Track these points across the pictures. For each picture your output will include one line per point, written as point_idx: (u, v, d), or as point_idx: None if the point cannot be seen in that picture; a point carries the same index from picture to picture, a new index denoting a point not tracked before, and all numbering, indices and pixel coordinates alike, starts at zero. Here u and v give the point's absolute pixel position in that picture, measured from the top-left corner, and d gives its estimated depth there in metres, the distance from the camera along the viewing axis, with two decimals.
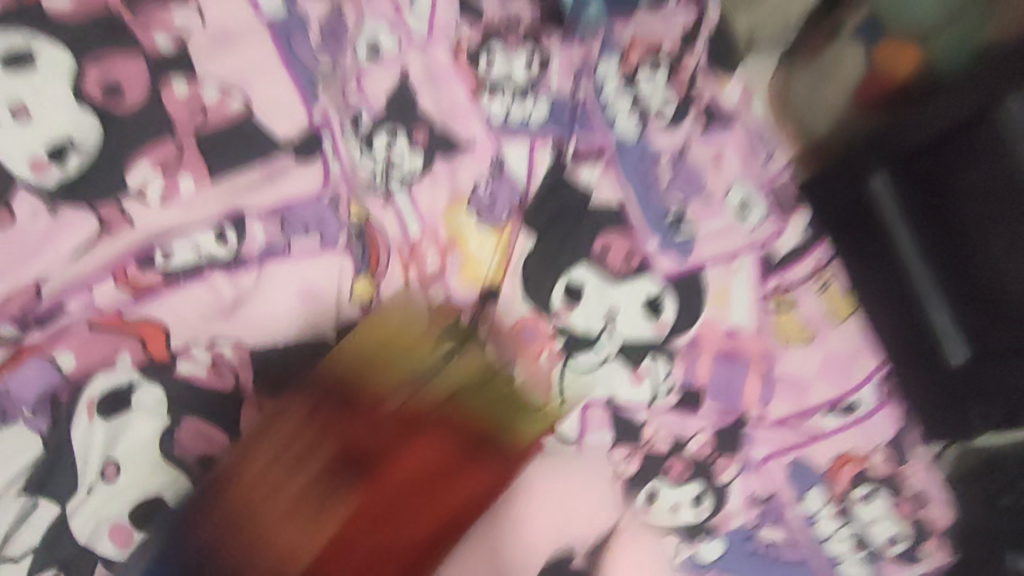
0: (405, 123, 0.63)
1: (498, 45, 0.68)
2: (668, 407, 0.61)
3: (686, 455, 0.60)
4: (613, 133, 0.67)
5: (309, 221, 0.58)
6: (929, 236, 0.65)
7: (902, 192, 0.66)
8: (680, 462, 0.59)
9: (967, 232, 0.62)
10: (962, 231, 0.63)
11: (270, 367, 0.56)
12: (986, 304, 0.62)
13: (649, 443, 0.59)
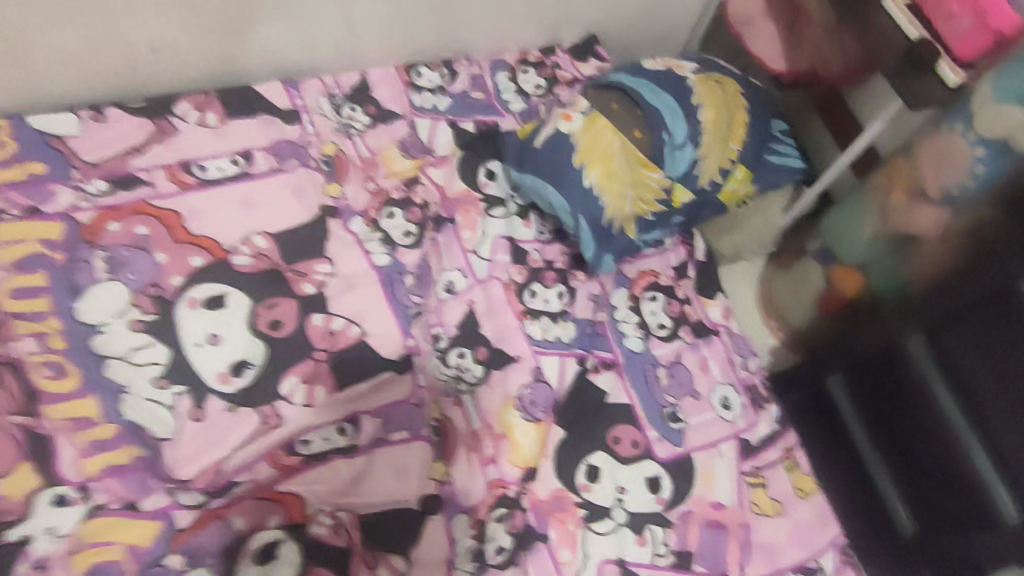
0: (470, 345, 0.88)
1: (540, 282, 0.93)
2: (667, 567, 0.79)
3: None
4: (624, 348, 0.91)
5: (408, 418, 0.83)
6: (881, 438, 0.90)
7: (971, 421, 0.79)
8: None
9: (913, 451, 0.86)
10: (908, 448, 0.87)
11: (372, 531, 0.77)
12: (920, 501, 0.85)
13: None
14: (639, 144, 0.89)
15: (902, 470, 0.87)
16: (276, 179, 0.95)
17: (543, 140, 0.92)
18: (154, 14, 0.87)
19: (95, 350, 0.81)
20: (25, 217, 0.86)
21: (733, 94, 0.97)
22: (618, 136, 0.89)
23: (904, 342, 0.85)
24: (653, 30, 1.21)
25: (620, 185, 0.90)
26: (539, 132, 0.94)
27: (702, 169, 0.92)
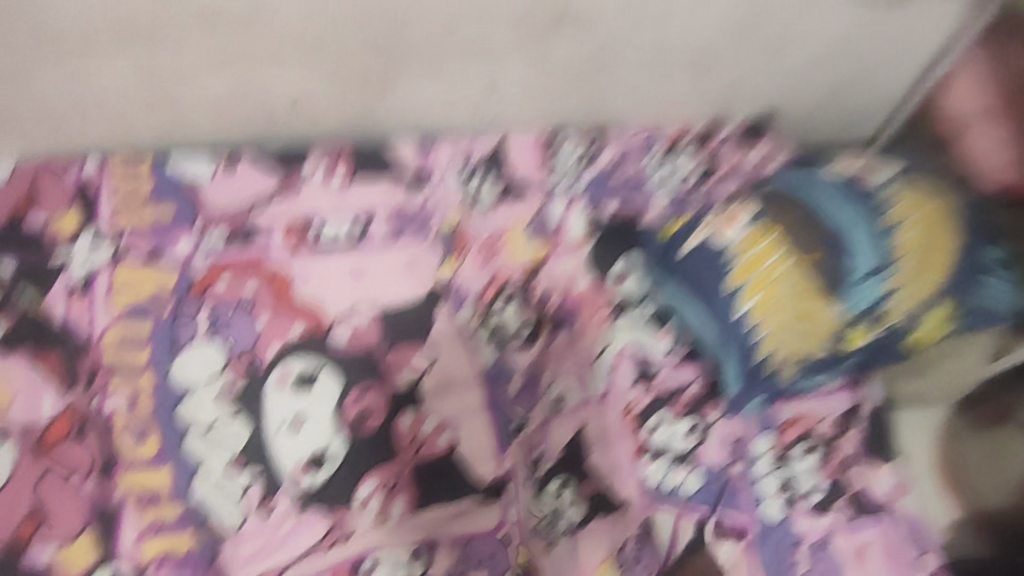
0: (574, 479, 0.76)
1: (666, 414, 0.80)
2: None
3: None
4: (759, 514, 0.77)
5: (490, 555, 0.73)
6: None
7: None
8: None
9: None
10: None
11: None
12: None
13: None
14: (815, 271, 0.74)
15: None
16: (390, 251, 0.89)
17: (694, 244, 0.79)
18: (296, 68, 0.80)
19: (179, 418, 0.78)
20: (147, 262, 0.86)
21: (946, 217, 0.75)
22: (787, 256, 0.74)
23: None
24: (853, 105, 1.00)
25: (785, 320, 0.74)
26: (692, 232, 0.81)
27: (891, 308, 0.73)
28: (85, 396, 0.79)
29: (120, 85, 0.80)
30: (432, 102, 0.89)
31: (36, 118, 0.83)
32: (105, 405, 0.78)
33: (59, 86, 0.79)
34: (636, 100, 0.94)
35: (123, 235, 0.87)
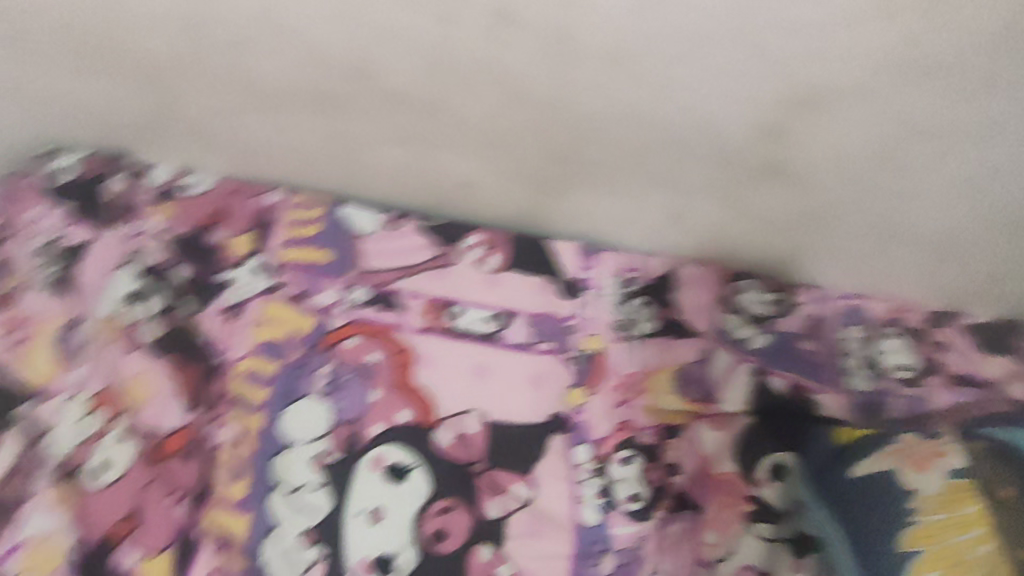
0: None
1: None
2: None
3: None
4: None
5: None
6: None
7: None
8: None
9: None
10: None
11: None
12: None
13: None
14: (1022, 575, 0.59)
15: None
16: (522, 358, 0.83)
17: (858, 474, 0.68)
18: (475, 158, 0.83)
19: (273, 471, 0.78)
20: (293, 301, 0.89)
21: None
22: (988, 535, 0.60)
23: None
24: None
25: None
26: (855, 457, 0.69)
27: None
28: (204, 417, 0.81)
29: (312, 137, 0.88)
30: (612, 218, 0.88)
31: (238, 149, 0.94)
32: (216, 436, 0.80)
33: (254, 126, 0.89)
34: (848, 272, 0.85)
35: (284, 269, 0.91)
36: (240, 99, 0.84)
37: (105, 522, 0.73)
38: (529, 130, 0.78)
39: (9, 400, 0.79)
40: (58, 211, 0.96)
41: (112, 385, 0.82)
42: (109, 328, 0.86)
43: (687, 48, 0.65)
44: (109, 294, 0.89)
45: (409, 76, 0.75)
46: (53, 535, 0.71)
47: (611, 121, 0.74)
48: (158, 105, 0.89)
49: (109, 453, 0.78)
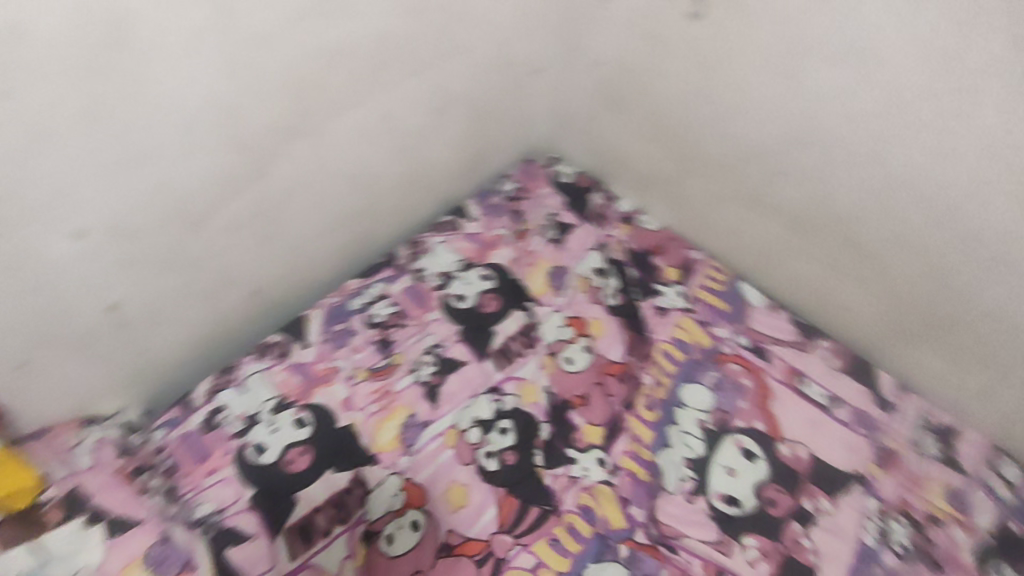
0: None
1: None
2: None
3: None
4: None
5: None
6: None
7: None
8: None
9: None
10: None
11: None
12: None
13: None
14: None
15: None
16: (844, 428, 1.20)
17: None
18: (868, 296, 1.24)
19: (673, 415, 1.21)
20: (697, 323, 1.33)
21: None
22: None
23: None
24: None
25: None
26: None
27: None
28: (636, 363, 1.26)
29: (760, 233, 1.33)
30: (934, 376, 1.24)
31: (696, 216, 1.42)
32: (642, 378, 1.25)
33: (725, 212, 1.35)
34: None
35: (695, 300, 1.36)
36: (733, 195, 1.31)
37: (568, 392, 1.21)
38: (924, 301, 1.15)
39: (520, 296, 1.31)
40: (558, 198, 1.50)
41: (582, 318, 1.31)
42: (582, 284, 1.36)
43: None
44: (583, 263, 1.39)
45: (872, 234, 1.16)
46: (536, 383, 1.21)
47: (989, 326, 1.10)
48: (672, 172, 1.39)
49: (577, 355, 1.25)
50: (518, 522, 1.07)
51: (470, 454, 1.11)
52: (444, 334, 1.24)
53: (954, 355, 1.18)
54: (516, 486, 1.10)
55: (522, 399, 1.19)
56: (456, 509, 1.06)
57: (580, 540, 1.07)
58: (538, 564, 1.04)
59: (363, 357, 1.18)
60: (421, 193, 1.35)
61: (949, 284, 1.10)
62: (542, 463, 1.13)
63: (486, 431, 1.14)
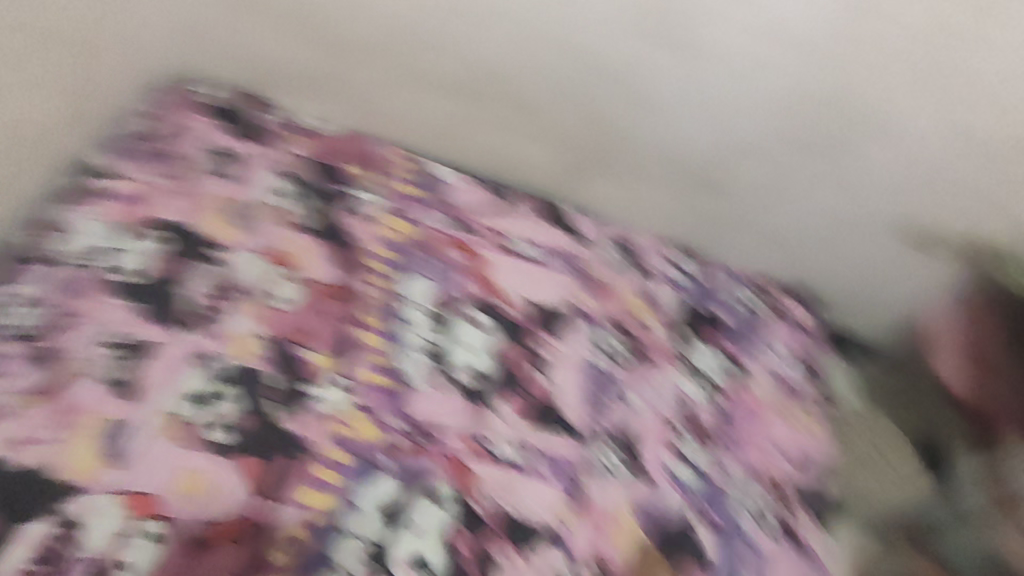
0: (626, 451, 1.16)
1: (690, 437, 1.22)
2: None
3: None
4: (730, 517, 1.14)
5: (562, 471, 1.10)
6: None
7: None
8: None
9: None
10: None
11: (509, 526, 1.02)
12: None
13: None
14: None
15: None
16: (554, 273, 1.32)
17: None
18: (544, 147, 1.33)
19: (401, 314, 1.19)
20: (403, 219, 1.31)
21: None
22: None
23: None
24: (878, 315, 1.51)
25: None
26: None
27: None
28: (350, 277, 1.21)
29: (437, 111, 1.33)
30: (611, 202, 1.40)
31: (367, 112, 1.37)
32: (360, 289, 1.20)
33: (399, 95, 1.32)
34: (735, 250, 1.41)
35: (394, 196, 1.33)
36: (401, 76, 1.28)
37: (285, 329, 1.12)
38: (589, 134, 1.28)
39: (199, 244, 1.16)
40: (215, 127, 1.33)
41: (276, 248, 1.20)
42: (269, 212, 1.24)
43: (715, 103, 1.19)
44: (261, 188, 1.26)
45: (534, 86, 1.23)
46: (248, 335, 1.09)
47: (643, 141, 1.27)
48: (330, 73, 1.32)
49: (285, 291, 1.16)
50: (272, 481, 0.97)
51: (192, 436, 0.98)
52: (115, 320, 1.04)
53: (622, 178, 1.34)
54: (257, 446, 1.00)
55: (236, 356, 1.07)
56: (196, 497, 0.94)
57: (343, 470, 1.01)
58: (305, 513, 0.96)
59: (25, 383, 0.96)
60: (22, 157, 1.10)
61: (596, 113, 1.24)
62: (278, 413, 1.04)
63: (202, 405, 1.01)
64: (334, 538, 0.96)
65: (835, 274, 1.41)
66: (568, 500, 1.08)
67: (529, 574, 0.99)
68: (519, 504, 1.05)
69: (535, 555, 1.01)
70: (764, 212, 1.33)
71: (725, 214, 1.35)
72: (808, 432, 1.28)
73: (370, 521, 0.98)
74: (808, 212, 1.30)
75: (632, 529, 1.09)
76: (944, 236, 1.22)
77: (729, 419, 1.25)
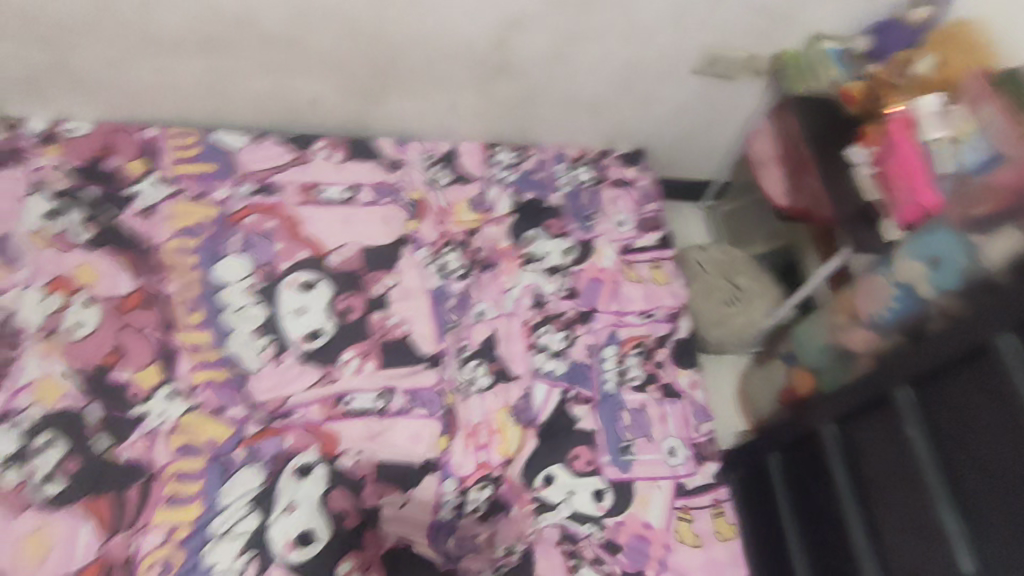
0: (488, 360, 1.15)
1: (551, 324, 1.20)
2: (597, 542, 1.04)
3: (603, 570, 1.02)
4: (602, 388, 1.16)
5: (430, 401, 1.09)
6: (800, 486, 1.07)
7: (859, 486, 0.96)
8: (608, 563, 1.03)
9: (815, 494, 1.04)
10: (811, 491, 1.05)
11: (384, 472, 1.02)
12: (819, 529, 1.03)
13: (575, 543, 1.04)
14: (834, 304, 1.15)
15: (808, 513, 1.05)
16: (372, 209, 1.26)
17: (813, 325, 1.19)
18: (319, 80, 1.23)
19: (219, 301, 1.11)
20: (194, 201, 1.20)
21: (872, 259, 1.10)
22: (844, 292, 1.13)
23: (820, 429, 1.02)
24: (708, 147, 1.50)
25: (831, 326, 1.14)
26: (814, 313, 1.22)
27: (817, 337, 1.18)
28: (150, 280, 1.11)
29: (192, 77, 1.20)
30: (413, 116, 1.33)
31: (116, 94, 1.22)
32: (167, 290, 1.11)
33: (142, 71, 1.18)
34: (550, 128, 1.39)
35: (178, 180, 1.22)
36: (131, 53, 1.14)
37: (96, 356, 1.03)
38: (358, 53, 1.19)
39: None
40: None
41: (63, 275, 1.09)
42: (40, 239, 1.11)
43: None
44: (25, 216, 1.12)
45: (275, 22, 1.12)
46: (53, 375, 1.00)
47: (414, 45, 1.19)
48: (51, 60, 1.14)
49: (81, 316, 1.05)
50: (123, 513, 0.93)
51: (22, 497, 0.91)
52: None
53: (411, 89, 1.27)
54: (96, 485, 0.94)
55: (45, 403, 0.98)
56: (44, 556, 0.89)
57: (196, 477, 0.97)
58: (169, 532, 0.93)
59: None
60: None
61: (368, 30, 1.15)
62: (109, 444, 0.97)
63: (25, 463, 0.93)
64: (204, 545, 0.93)
65: (651, 122, 1.40)
66: (439, 425, 1.07)
67: (414, 509, 1.00)
68: (389, 448, 1.04)
69: (417, 490, 1.02)
70: (566, 84, 1.29)
71: (528, 96, 1.31)
72: (659, 284, 1.29)
73: (238, 516, 0.95)
74: (603, 71, 1.27)
75: (507, 433, 1.09)
76: (740, 61, 1.27)
77: (585, 296, 1.24)
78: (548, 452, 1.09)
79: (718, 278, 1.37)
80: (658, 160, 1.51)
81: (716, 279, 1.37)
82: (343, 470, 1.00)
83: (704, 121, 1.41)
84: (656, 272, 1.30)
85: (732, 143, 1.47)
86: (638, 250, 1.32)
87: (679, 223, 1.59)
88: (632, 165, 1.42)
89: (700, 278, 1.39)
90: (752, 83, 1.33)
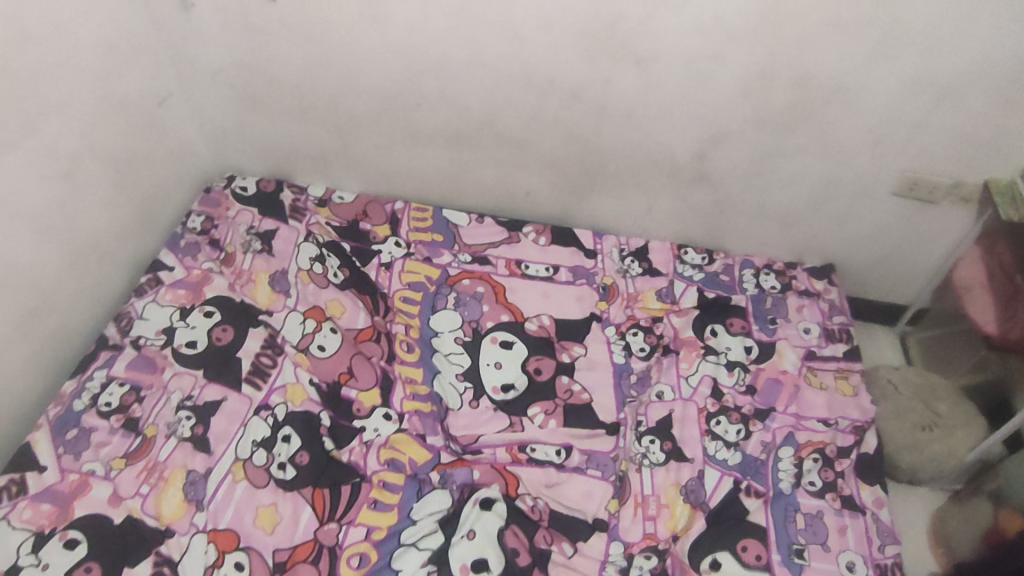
0: (662, 438, 1.20)
1: (727, 415, 1.23)
2: None
3: None
4: (776, 486, 1.15)
5: (604, 465, 1.15)
6: None
7: None
8: None
9: None
10: None
11: (557, 521, 1.08)
12: None
13: None
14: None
15: None
16: (569, 287, 1.40)
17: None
18: (537, 175, 1.43)
19: (433, 345, 1.29)
20: (423, 262, 1.43)
21: None
22: None
23: None
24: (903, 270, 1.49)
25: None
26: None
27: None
28: (382, 320, 1.32)
29: (435, 164, 1.45)
30: (611, 213, 1.49)
31: (377, 172, 1.50)
32: (393, 329, 1.31)
33: (399, 155, 1.45)
34: (738, 236, 1.48)
35: (413, 244, 1.46)
36: (395, 140, 1.42)
37: (333, 374, 1.23)
38: (574, 154, 1.37)
39: (251, 314, 1.31)
40: (249, 211, 1.49)
41: (318, 305, 1.33)
42: (305, 275, 1.37)
43: (673, 107, 1.25)
44: (298, 257, 1.40)
45: (510, 123, 1.34)
46: (299, 383, 1.21)
47: (622, 151, 1.35)
48: (338, 145, 1.46)
49: (326, 339, 1.28)
50: (335, 507, 1.08)
51: (263, 475, 1.10)
52: (187, 386, 1.20)
53: (614, 190, 1.43)
54: (319, 478, 1.10)
55: (291, 403, 1.18)
56: (272, 526, 1.05)
57: (396, 489, 1.10)
58: (368, 531, 1.06)
59: (112, 448, 1.12)
60: (102, 262, 1.30)
61: (585, 137, 1.33)
62: (333, 446, 1.14)
63: (269, 448, 1.13)
64: (395, 549, 1.04)
65: (842, 240, 1.44)
66: (610, 489, 1.13)
67: (581, 562, 1.05)
68: (563, 501, 1.11)
69: (585, 545, 1.07)
70: (761, 197, 1.39)
71: (721, 205, 1.42)
72: (842, 395, 1.28)
73: (425, 532, 1.06)
74: (797, 186, 1.35)
75: (675, 509, 1.12)
76: (945, 187, 1.30)
77: (763, 394, 1.26)
78: (716, 537, 1.09)
79: (913, 399, 1.31)
80: (847, 278, 1.53)
81: (911, 400, 1.30)
82: (519, 510, 1.08)
83: (900, 244, 1.42)
84: (840, 384, 1.30)
85: (931, 268, 1.45)
86: (823, 358, 1.32)
87: (868, 342, 1.55)
88: (819, 278, 1.46)
89: (894, 398, 1.32)
90: (956, 210, 1.33)
